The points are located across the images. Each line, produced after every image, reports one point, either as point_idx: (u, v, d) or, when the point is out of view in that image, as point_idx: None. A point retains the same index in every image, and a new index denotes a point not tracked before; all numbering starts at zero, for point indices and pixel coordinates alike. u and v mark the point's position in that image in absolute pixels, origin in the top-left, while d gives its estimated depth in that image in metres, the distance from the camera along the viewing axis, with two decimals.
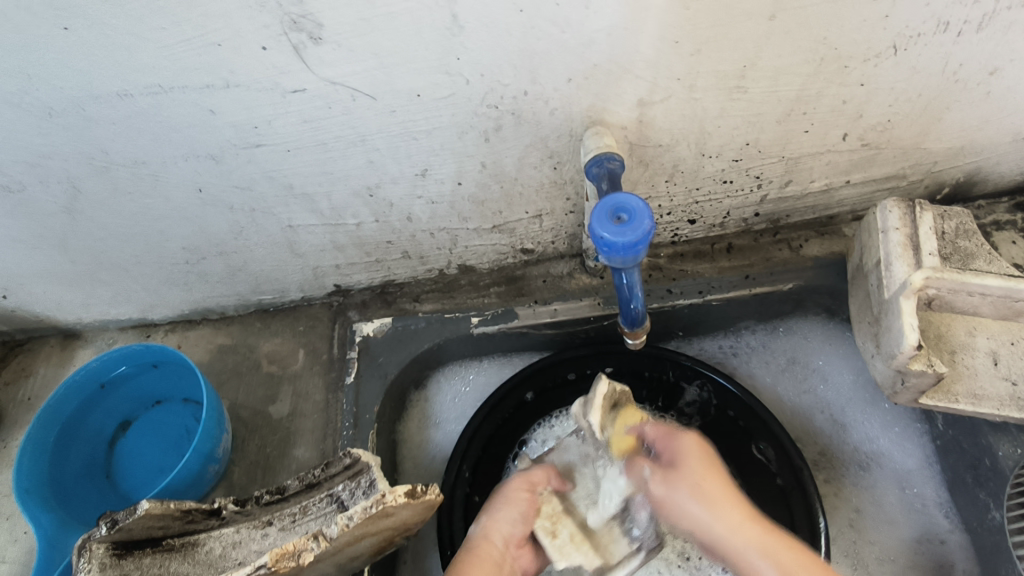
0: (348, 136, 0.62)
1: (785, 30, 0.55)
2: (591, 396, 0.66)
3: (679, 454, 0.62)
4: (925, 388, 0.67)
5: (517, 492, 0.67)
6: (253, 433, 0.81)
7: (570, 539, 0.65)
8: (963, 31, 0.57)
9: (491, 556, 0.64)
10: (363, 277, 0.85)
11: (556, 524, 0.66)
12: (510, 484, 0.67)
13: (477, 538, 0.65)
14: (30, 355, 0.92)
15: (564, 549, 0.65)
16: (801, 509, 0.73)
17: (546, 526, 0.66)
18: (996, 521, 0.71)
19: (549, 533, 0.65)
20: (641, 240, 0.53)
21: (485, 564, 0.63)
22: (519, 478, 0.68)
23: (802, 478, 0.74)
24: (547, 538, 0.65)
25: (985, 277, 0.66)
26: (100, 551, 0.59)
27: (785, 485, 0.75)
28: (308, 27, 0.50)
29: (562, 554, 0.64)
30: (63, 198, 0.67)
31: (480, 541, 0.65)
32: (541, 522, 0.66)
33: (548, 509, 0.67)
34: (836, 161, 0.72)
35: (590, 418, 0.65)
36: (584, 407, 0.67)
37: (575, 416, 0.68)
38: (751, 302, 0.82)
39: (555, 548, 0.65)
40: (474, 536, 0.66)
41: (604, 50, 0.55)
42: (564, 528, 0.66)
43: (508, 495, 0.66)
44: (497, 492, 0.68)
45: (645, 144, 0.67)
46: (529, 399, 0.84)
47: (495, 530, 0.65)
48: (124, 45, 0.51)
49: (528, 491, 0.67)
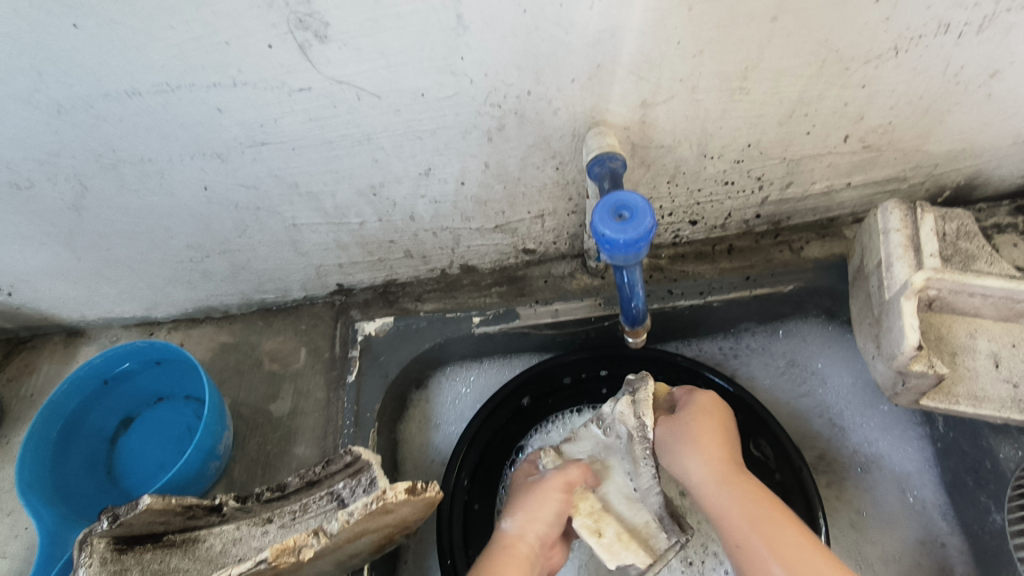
0: (353, 136, 0.62)
1: (787, 31, 0.55)
2: (643, 392, 0.67)
3: (687, 406, 0.68)
4: (925, 389, 0.67)
5: (555, 492, 0.66)
6: (255, 431, 0.82)
7: (616, 538, 0.66)
8: (964, 33, 0.58)
9: (530, 555, 0.64)
10: (365, 277, 0.85)
11: (598, 523, 0.66)
12: (548, 485, 0.66)
13: (511, 538, 0.65)
14: (35, 353, 0.93)
15: (612, 548, 0.65)
16: (801, 506, 0.73)
17: (589, 524, 0.66)
18: (997, 524, 0.71)
19: (593, 532, 0.66)
20: (642, 237, 0.54)
21: (527, 563, 0.64)
22: (557, 477, 0.67)
23: (803, 478, 0.73)
24: (593, 538, 0.66)
25: (986, 278, 0.66)
26: (101, 546, 0.58)
27: (784, 480, 0.75)
28: (314, 25, 0.51)
29: (612, 552, 0.65)
30: (70, 196, 0.67)
31: (515, 540, 0.65)
32: (582, 520, 0.66)
33: (587, 506, 0.67)
34: (837, 163, 0.73)
35: (646, 419, 0.65)
36: (633, 406, 0.67)
37: (620, 416, 0.68)
38: (753, 303, 0.82)
39: (603, 548, 0.65)
40: (511, 536, 0.65)
41: (609, 50, 0.55)
42: (607, 528, 0.66)
43: (544, 496, 0.66)
44: (531, 491, 0.67)
45: (647, 145, 0.67)
46: (525, 405, 0.84)
47: (534, 530, 0.65)
48: (133, 43, 0.51)
49: (564, 492, 0.66)
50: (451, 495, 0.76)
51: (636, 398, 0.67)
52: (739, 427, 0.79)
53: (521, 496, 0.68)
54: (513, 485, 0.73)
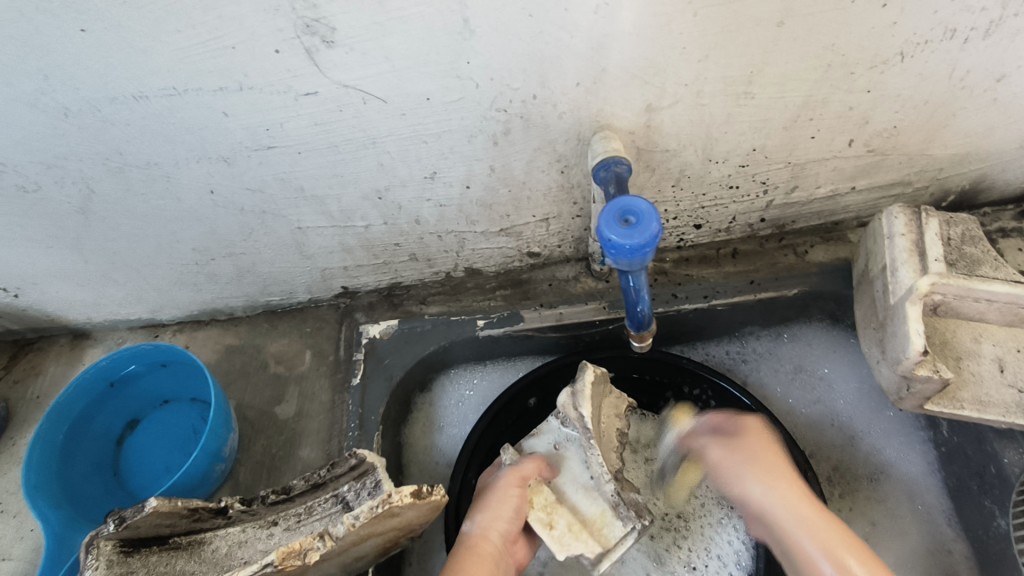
0: (359, 140, 0.62)
1: (793, 36, 0.55)
2: (582, 382, 0.69)
3: (743, 432, 0.68)
4: (930, 394, 0.67)
5: (508, 488, 0.66)
6: (259, 434, 0.82)
7: (567, 530, 0.64)
8: (969, 38, 0.58)
9: (488, 552, 0.65)
10: (370, 279, 0.85)
11: (551, 515, 0.65)
12: (501, 482, 0.67)
13: (472, 538, 0.66)
14: (41, 355, 0.93)
15: (562, 540, 0.64)
16: None
17: (542, 518, 0.65)
18: (1002, 529, 0.72)
19: (545, 525, 0.65)
20: (648, 242, 0.54)
21: (484, 561, 0.64)
22: (510, 473, 0.67)
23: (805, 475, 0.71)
24: (543, 530, 0.65)
25: (991, 283, 0.66)
26: (107, 549, 0.58)
27: None
28: (321, 30, 0.51)
29: (561, 544, 0.63)
30: (77, 198, 0.67)
31: (476, 540, 0.65)
32: (536, 514, 0.65)
33: (541, 499, 0.66)
34: (842, 168, 0.73)
35: (584, 410, 0.67)
36: (573, 397, 0.69)
37: (563, 409, 0.69)
38: (757, 307, 0.82)
39: (554, 540, 0.64)
40: (471, 534, 0.66)
41: (614, 55, 0.56)
42: (560, 520, 0.65)
43: (501, 493, 0.66)
44: (489, 489, 0.68)
45: (652, 149, 0.67)
46: (531, 404, 0.84)
47: (492, 528, 0.65)
48: (141, 48, 0.51)
49: (518, 487, 0.66)
50: (456, 495, 0.76)
51: (576, 388, 0.69)
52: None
53: (483, 493, 0.69)
54: (480, 483, 0.74)
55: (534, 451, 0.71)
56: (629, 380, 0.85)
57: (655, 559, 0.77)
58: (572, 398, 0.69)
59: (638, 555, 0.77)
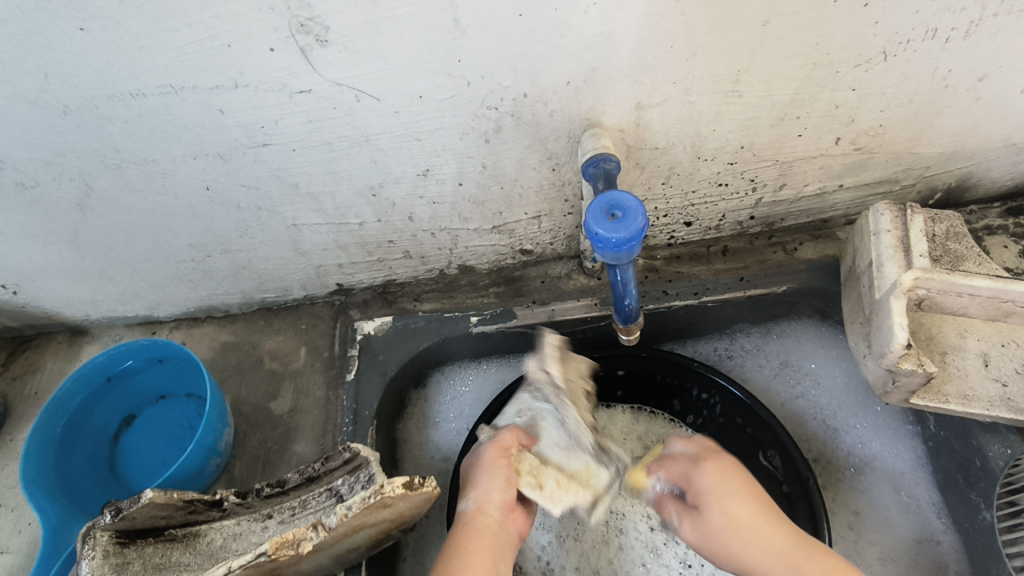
0: (353, 137, 0.63)
1: (778, 35, 0.57)
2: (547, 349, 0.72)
3: (706, 490, 0.64)
4: (915, 388, 0.68)
5: (495, 460, 0.67)
6: (255, 429, 0.83)
7: (558, 485, 0.65)
8: (951, 38, 0.59)
9: (488, 526, 0.65)
10: (365, 277, 0.86)
11: (539, 477, 0.66)
12: (486, 457, 0.67)
13: (469, 515, 0.65)
14: (38, 351, 0.94)
15: (555, 496, 0.64)
16: (806, 519, 0.72)
17: (531, 481, 0.65)
18: (987, 521, 0.72)
19: (535, 487, 0.65)
20: (634, 236, 0.55)
21: (486, 536, 0.64)
22: (492, 447, 0.68)
23: (809, 489, 0.71)
24: (535, 492, 0.65)
25: (974, 277, 0.67)
26: (104, 539, 0.60)
27: (791, 493, 0.75)
28: (315, 29, 0.52)
29: (555, 500, 0.64)
30: (75, 195, 0.68)
31: (474, 517, 0.65)
32: (524, 479, 0.65)
33: (526, 465, 0.66)
34: (829, 165, 0.74)
35: (552, 369, 0.70)
36: (540, 362, 0.72)
37: (533, 373, 0.73)
38: (746, 304, 0.83)
39: (547, 497, 0.64)
40: (469, 511, 0.66)
41: (603, 54, 0.57)
42: (549, 479, 0.65)
43: (491, 466, 0.66)
44: (474, 466, 0.68)
45: (642, 147, 0.68)
46: None
47: (489, 503, 0.65)
48: (138, 45, 0.52)
49: (504, 457, 0.67)
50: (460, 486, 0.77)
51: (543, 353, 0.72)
52: (752, 436, 0.80)
53: (469, 473, 0.69)
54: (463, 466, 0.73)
55: (507, 423, 0.74)
56: (650, 380, 0.86)
57: (653, 549, 0.78)
58: (539, 361, 0.72)
59: (636, 544, 0.79)
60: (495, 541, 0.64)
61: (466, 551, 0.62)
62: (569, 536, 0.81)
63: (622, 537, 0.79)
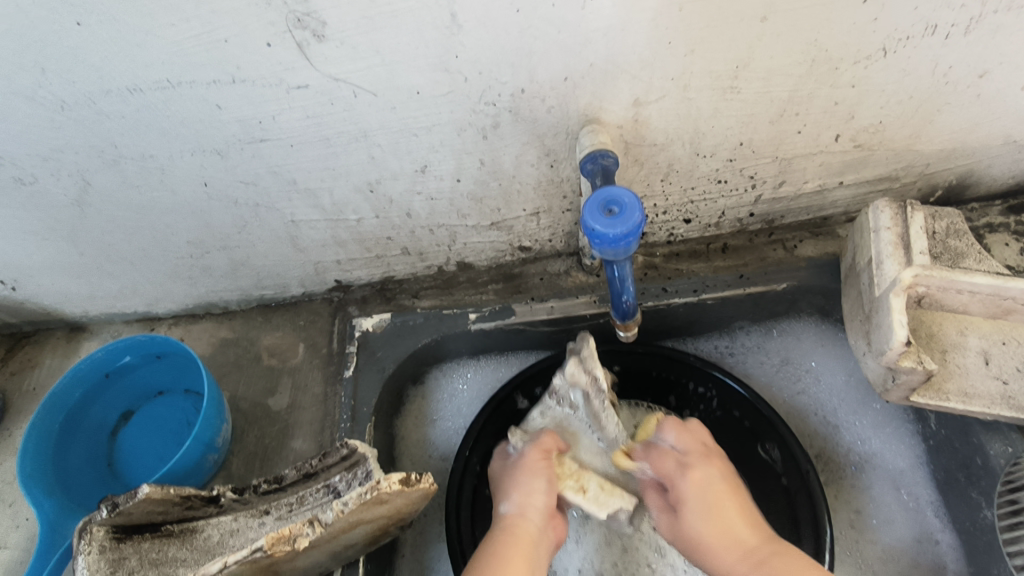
0: (349, 132, 0.63)
1: (776, 30, 0.56)
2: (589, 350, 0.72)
3: (684, 496, 0.65)
4: (915, 386, 0.67)
5: (536, 463, 0.69)
6: (253, 425, 0.83)
7: (601, 489, 0.68)
8: (952, 34, 0.58)
9: (528, 531, 0.65)
10: (363, 274, 0.86)
11: (581, 481, 0.68)
12: (528, 459, 0.69)
13: (509, 519, 0.66)
14: (37, 347, 0.94)
15: (599, 500, 0.68)
16: (806, 511, 0.72)
17: (573, 485, 0.68)
18: (988, 519, 0.72)
19: (579, 490, 0.68)
20: (631, 232, 0.55)
21: (524, 542, 0.64)
22: (532, 449, 0.70)
23: (808, 479, 0.73)
24: (580, 496, 0.67)
25: (974, 275, 0.67)
26: (100, 534, 0.60)
27: (790, 485, 0.75)
28: (311, 24, 0.52)
29: (601, 503, 0.67)
30: (73, 191, 0.68)
31: (515, 521, 0.65)
32: (566, 484, 0.68)
33: (567, 469, 0.69)
34: (829, 162, 0.74)
35: (597, 372, 0.71)
36: (581, 364, 0.72)
37: (570, 377, 0.72)
38: (746, 301, 0.82)
39: (592, 501, 0.67)
40: (509, 515, 0.66)
41: (600, 49, 0.56)
42: (590, 483, 0.68)
43: (532, 467, 0.68)
44: (514, 470, 0.70)
45: (641, 143, 0.68)
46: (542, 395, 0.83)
47: (530, 506, 0.66)
48: (135, 40, 0.52)
49: (545, 460, 0.69)
50: (459, 478, 0.77)
51: (583, 356, 0.73)
52: (750, 429, 0.79)
53: (507, 478, 0.70)
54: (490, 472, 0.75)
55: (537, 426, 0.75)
56: (643, 377, 0.85)
57: (658, 549, 0.78)
58: (580, 361, 0.72)
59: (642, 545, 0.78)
60: (534, 547, 0.64)
61: (505, 554, 0.62)
62: (570, 536, 0.80)
63: (624, 539, 0.79)
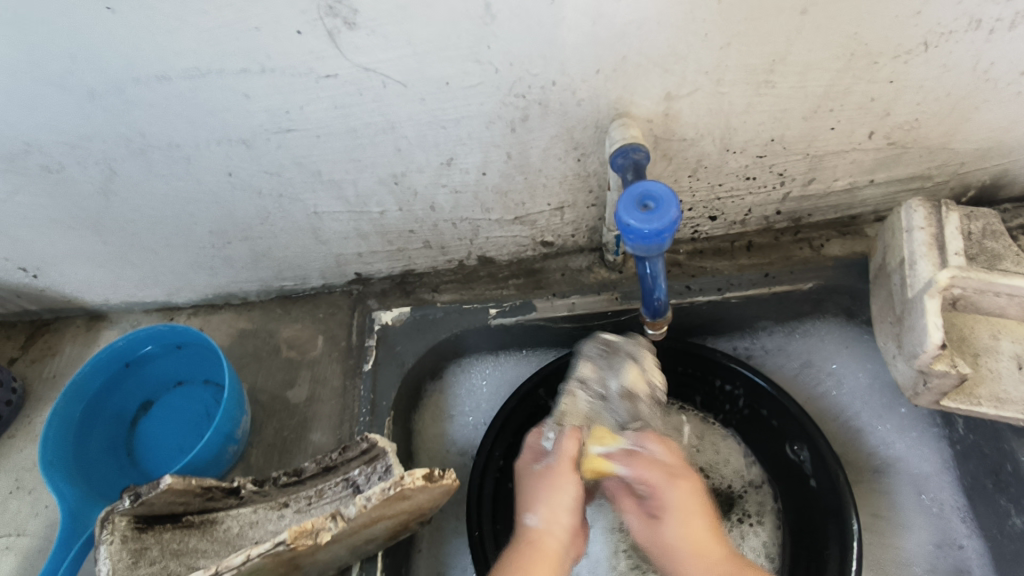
0: (377, 124, 0.62)
1: (816, 24, 0.55)
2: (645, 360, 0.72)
3: (665, 506, 0.58)
4: (947, 390, 0.66)
5: (568, 475, 0.61)
6: (271, 418, 0.82)
7: None
8: (996, 29, 0.57)
9: (553, 549, 0.59)
10: (383, 266, 0.86)
11: None
12: (558, 468, 0.62)
13: (533, 532, 0.60)
14: (58, 335, 0.94)
15: None
16: (834, 511, 0.71)
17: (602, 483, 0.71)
18: (1017, 528, 0.71)
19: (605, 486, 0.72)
20: (666, 228, 0.53)
21: (550, 559, 0.58)
22: (564, 458, 0.62)
23: (837, 482, 0.71)
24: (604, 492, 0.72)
25: (1013, 278, 0.65)
26: (122, 524, 0.60)
27: (820, 486, 0.73)
28: (343, 12, 0.51)
29: None
30: (98, 179, 0.68)
31: (541, 536, 0.59)
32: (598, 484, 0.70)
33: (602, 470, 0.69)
34: (861, 160, 0.72)
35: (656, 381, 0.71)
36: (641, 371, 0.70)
37: (631, 381, 0.69)
38: (770, 301, 0.81)
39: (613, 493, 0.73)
40: (536, 529, 0.60)
41: (633, 42, 0.55)
42: None
43: (558, 482, 0.61)
44: (543, 480, 0.62)
45: (670, 138, 0.67)
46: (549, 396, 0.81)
47: (559, 522, 0.60)
48: (166, 27, 0.52)
49: (575, 470, 0.62)
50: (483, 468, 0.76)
51: (642, 365, 0.71)
52: (778, 428, 0.78)
53: (530, 487, 0.63)
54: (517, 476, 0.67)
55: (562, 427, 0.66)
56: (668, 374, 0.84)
57: None
58: (637, 369, 0.70)
59: None
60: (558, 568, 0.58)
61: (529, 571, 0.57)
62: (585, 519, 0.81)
63: None
